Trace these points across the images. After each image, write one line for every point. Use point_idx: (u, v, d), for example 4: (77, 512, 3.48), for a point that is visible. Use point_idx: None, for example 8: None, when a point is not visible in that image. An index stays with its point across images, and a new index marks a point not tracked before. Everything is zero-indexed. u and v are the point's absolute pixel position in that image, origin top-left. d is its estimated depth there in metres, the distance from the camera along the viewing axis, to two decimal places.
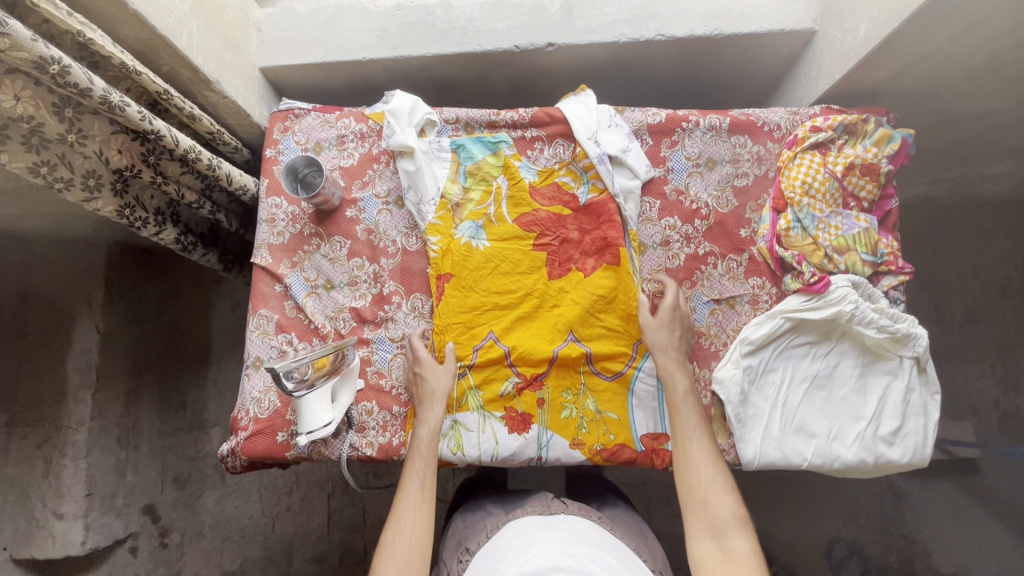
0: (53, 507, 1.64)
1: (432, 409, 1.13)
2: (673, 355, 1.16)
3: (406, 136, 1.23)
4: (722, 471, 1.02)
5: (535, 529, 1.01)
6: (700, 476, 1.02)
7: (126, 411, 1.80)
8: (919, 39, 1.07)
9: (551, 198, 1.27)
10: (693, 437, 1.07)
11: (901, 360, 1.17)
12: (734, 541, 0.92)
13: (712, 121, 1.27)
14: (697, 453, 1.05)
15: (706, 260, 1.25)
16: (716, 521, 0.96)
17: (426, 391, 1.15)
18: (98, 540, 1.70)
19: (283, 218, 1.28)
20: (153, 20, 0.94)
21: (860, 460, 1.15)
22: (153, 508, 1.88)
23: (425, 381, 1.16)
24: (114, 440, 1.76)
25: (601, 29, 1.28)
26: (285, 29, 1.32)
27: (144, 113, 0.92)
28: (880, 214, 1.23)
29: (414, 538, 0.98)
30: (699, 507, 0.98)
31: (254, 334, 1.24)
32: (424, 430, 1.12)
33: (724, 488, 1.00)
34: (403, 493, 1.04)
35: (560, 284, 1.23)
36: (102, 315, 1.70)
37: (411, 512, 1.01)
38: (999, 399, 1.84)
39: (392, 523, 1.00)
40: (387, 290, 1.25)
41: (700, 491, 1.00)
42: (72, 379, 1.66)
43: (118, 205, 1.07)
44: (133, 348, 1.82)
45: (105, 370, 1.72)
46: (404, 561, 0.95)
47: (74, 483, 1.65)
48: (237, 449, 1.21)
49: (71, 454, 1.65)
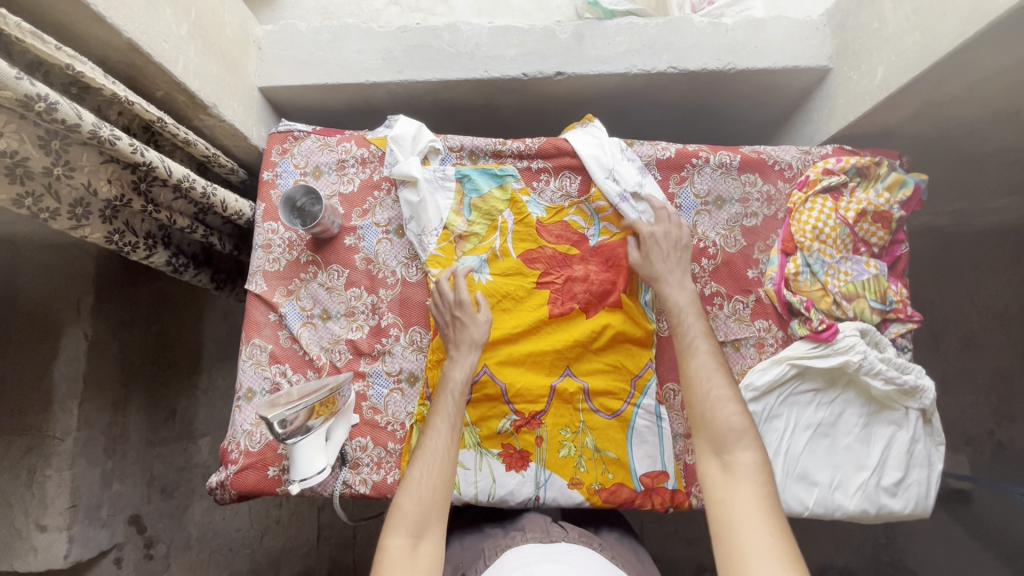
0: (37, 518, 1.57)
1: (468, 354, 1.10)
2: (675, 280, 1.12)
3: (410, 165, 1.20)
4: (723, 379, 0.99)
5: (533, 561, 0.93)
6: (702, 388, 0.99)
7: (114, 420, 1.73)
8: (937, 87, 1.05)
9: (559, 236, 1.24)
10: (697, 349, 1.03)
11: (907, 410, 1.15)
12: (737, 457, 0.91)
13: (723, 159, 1.24)
14: (698, 363, 1.01)
15: (712, 301, 1.22)
16: (717, 435, 0.94)
17: (462, 340, 1.11)
18: (81, 552, 1.64)
19: (279, 244, 1.24)
20: (148, 48, 0.90)
21: (862, 510, 1.14)
22: (139, 518, 1.82)
23: (468, 330, 1.12)
24: (101, 450, 1.70)
25: (612, 59, 1.25)
26: (285, 48, 1.27)
27: (136, 146, 0.89)
28: (890, 259, 1.20)
29: (439, 475, 0.95)
30: (702, 424, 0.96)
31: (246, 364, 1.20)
32: (459, 372, 1.08)
33: (729, 396, 0.97)
34: (433, 432, 1.01)
35: (559, 322, 1.21)
36: (91, 322, 1.63)
37: (440, 449, 0.98)
38: (994, 429, 1.79)
39: (418, 460, 0.97)
40: (385, 322, 1.22)
41: (700, 404, 0.98)
42: (57, 388, 1.59)
43: (107, 231, 1.04)
44: (121, 357, 1.75)
45: (93, 378, 1.65)
46: (430, 496, 0.93)
47: (58, 495, 1.58)
48: (227, 482, 1.18)
49: (55, 465, 1.58)
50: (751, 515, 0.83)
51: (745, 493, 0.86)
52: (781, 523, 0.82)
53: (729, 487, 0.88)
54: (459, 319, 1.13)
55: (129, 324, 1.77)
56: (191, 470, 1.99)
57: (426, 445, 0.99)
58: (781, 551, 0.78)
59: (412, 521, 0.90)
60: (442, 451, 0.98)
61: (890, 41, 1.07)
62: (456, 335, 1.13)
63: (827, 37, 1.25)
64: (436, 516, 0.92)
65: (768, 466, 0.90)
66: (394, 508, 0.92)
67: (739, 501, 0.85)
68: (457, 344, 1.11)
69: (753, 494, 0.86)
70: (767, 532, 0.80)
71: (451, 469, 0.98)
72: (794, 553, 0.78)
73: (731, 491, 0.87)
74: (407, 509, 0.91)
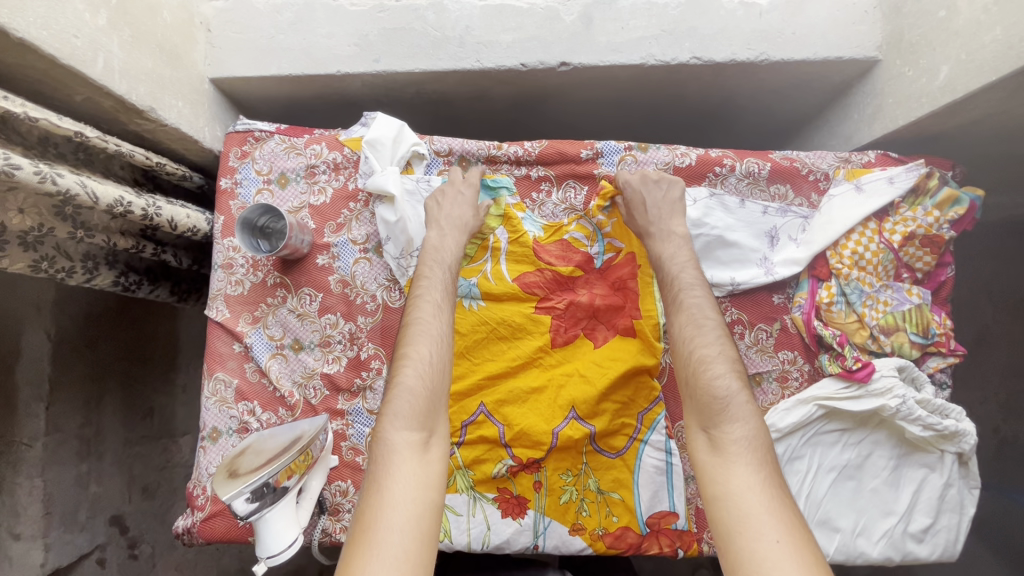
0: (8, 527, 1.42)
1: (454, 234, 1.02)
2: (659, 225, 1.01)
3: (386, 178, 1.04)
4: (721, 338, 0.89)
5: None
6: (688, 351, 0.89)
7: (87, 421, 1.58)
8: (1014, 93, 0.88)
9: (559, 257, 1.09)
10: (685, 300, 0.93)
11: (942, 454, 1.05)
12: (727, 431, 0.81)
13: (751, 167, 1.08)
14: (683, 320, 0.91)
15: (733, 330, 1.08)
16: (705, 407, 0.84)
17: (448, 219, 1.03)
18: (60, 558, 1.51)
19: (241, 264, 1.09)
20: (51, 49, 0.71)
21: (886, 558, 1.05)
22: (121, 518, 1.69)
23: (449, 208, 1.04)
24: (75, 452, 1.55)
25: (626, 47, 1.06)
26: (239, 30, 1.08)
27: (43, 172, 0.73)
28: (933, 286, 1.07)
29: (445, 357, 0.89)
30: (689, 392, 0.87)
31: (209, 401, 1.07)
32: (452, 242, 1.01)
33: (719, 356, 0.87)
34: (422, 314, 0.91)
35: (564, 352, 1.08)
36: (53, 320, 1.46)
37: (434, 324, 0.91)
38: (999, 425, 1.45)
39: (416, 339, 0.88)
40: (365, 354, 1.08)
41: (687, 371, 0.88)
42: (19, 393, 1.42)
43: (31, 259, 0.88)
44: (96, 359, 1.60)
45: (61, 379, 1.49)
46: (436, 381, 0.86)
47: (30, 503, 1.44)
48: (194, 530, 1.07)
49: (25, 472, 1.43)
50: (750, 491, 0.75)
51: (736, 474, 0.77)
52: (784, 508, 0.73)
53: (719, 468, 0.79)
54: (449, 194, 1.05)
55: (96, 320, 1.59)
56: (172, 470, 1.87)
57: (422, 321, 0.90)
58: (784, 548, 0.67)
59: (418, 411, 0.82)
60: (439, 328, 0.90)
61: (961, 35, 0.90)
62: (437, 212, 1.04)
63: (877, 24, 1.07)
64: (440, 408, 0.85)
65: (760, 439, 0.80)
66: (397, 394, 0.83)
67: (732, 484, 0.76)
68: (439, 222, 1.02)
69: (746, 465, 0.77)
70: (770, 531, 0.70)
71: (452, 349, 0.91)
72: (802, 554, 0.67)
73: (722, 473, 0.78)
74: (418, 396, 0.83)
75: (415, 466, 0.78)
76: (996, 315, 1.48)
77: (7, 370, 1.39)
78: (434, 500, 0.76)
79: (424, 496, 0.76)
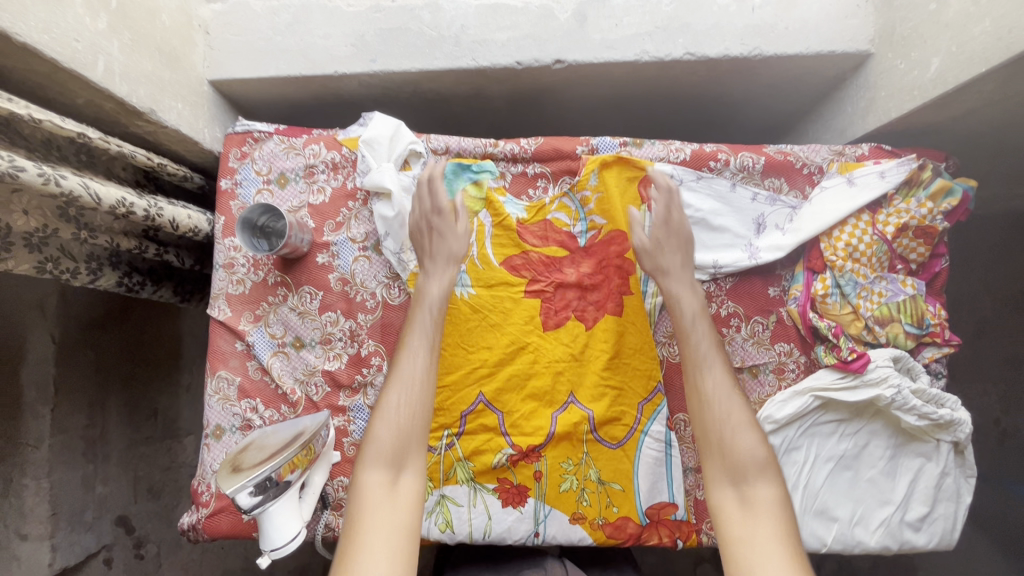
0: (16, 527, 1.42)
1: (444, 271, 1.00)
2: (679, 275, 1.01)
3: (383, 174, 1.05)
4: (744, 403, 0.93)
5: None
6: (717, 410, 0.91)
7: (91, 422, 1.60)
8: (1004, 83, 0.89)
9: (543, 237, 1.12)
10: (709, 359, 0.96)
11: (938, 443, 1.06)
12: (757, 490, 0.85)
13: (745, 161, 1.09)
14: (714, 381, 0.93)
15: (729, 323, 1.10)
16: (736, 466, 0.87)
17: (438, 253, 1.00)
18: (67, 559, 1.51)
19: (243, 263, 1.10)
20: (52, 53, 0.73)
21: (883, 546, 1.07)
22: (126, 518, 1.70)
23: (434, 245, 1.00)
24: (80, 453, 1.57)
25: (621, 44, 1.07)
26: (237, 33, 1.09)
27: (47, 174, 0.74)
28: (928, 277, 1.08)
29: (417, 398, 0.89)
30: (718, 449, 0.89)
31: (213, 399, 1.09)
32: (436, 288, 0.98)
33: (748, 422, 0.90)
34: (403, 358, 0.93)
35: (557, 334, 1.10)
36: (59, 322, 1.48)
37: (411, 371, 0.91)
38: (999, 417, 1.54)
39: (393, 383, 0.90)
40: (365, 351, 1.09)
41: (717, 429, 0.90)
42: (25, 395, 1.42)
43: (36, 261, 0.89)
44: (98, 360, 1.61)
45: (65, 383, 1.50)
46: (407, 424, 0.87)
47: (37, 504, 1.45)
48: (199, 526, 1.08)
49: (32, 473, 1.44)
50: (772, 553, 0.77)
51: (766, 531, 0.80)
52: (805, 563, 0.77)
53: (749, 523, 0.82)
54: (431, 229, 1.01)
55: (99, 322, 1.61)
56: (177, 470, 1.88)
57: (400, 367, 0.91)
58: None
59: (388, 451, 0.84)
60: (416, 372, 0.91)
61: (951, 27, 0.90)
62: (424, 252, 1.02)
63: (868, 17, 1.07)
64: (413, 446, 0.86)
65: (785, 500, 0.85)
66: (368, 440, 0.85)
67: (760, 539, 0.79)
68: (428, 262, 1.00)
69: (775, 530, 0.80)
70: None
71: (429, 393, 0.91)
72: None
73: (751, 528, 0.81)
74: (384, 440, 0.85)
75: (385, 505, 0.79)
76: (994, 308, 1.57)
77: (13, 371, 1.40)
78: (405, 527, 0.78)
79: (397, 531, 0.77)
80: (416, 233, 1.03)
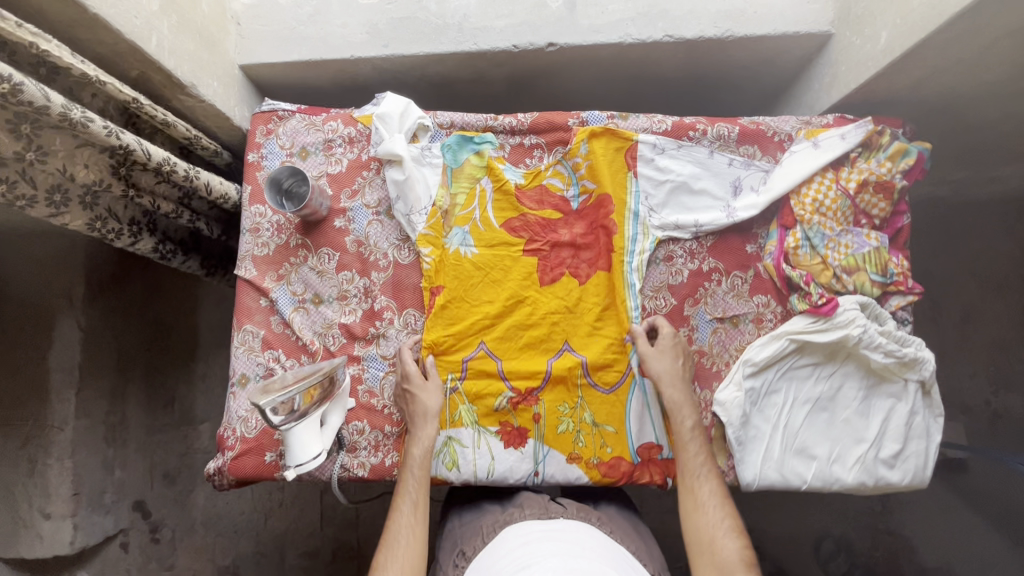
0: (40, 506, 1.54)
1: (423, 427, 1.09)
2: (680, 387, 1.12)
3: (395, 143, 1.17)
4: (729, 512, 1.00)
5: (535, 540, 0.97)
6: (707, 517, 1.00)
7: (112, 409, 1.69)
8: (944, 50, 1.00)
9: (539, 201, 1.23)
10: (701, 474, 1.05)
11: (906, 383, 1.15)
12: None
13: (721, 130, 1.21)
14: (707, 490, 1.03)
15: (711, 277, 1.21)
16: (721, 566, 0.94)
17: (415, 412, 1.10)
18: (87, 538, 1.63)
19: (268, 227, 1.22)
20: (117, 24, 0.86)
21: (860, 482, 1.14)
22: (143, 504, 1.81)
23: (413, 404, 1.11)
24: (101, 438, 1.66)
25: (606, 29, 1.20)
26: (265, 23, 1.22)
27: (111, 128, 0.86)
28: (891, 231, 1.18)
29: (413, 554, 0.97)
30: (707, 551, 0.96)
31: (239, 350, 1.19)
32: (418, 450, 1.08)
33: (733, 529, 0.98)
34: (395, 514, 1.01)
35: (552, 289, 1.20)
36: (84, 312, 1.56)
37: (404, 532, 0.99)
38: (990, 399, 1.77)
39: (384, 547, 0.98)
40: (378, 305, 1.20)
41: (708, 532, 0.98)
42: (53, 378, 1.53)
43: (88, 218, 1.01)
44: (119, 345, 1.69)
45: (90, 367, 1.59)
46: None
47: (61, 484, 1.55)
48: (224, 469, 1.17)
49: (56, 454, 1.54)
50: None
51: None
52: None
53: None
54: (412, 388, 1.12)
55: (124, 310, 1.70)
56: (193, 456, 1.89)
57: (393, 527, 1.00)
58: None
59: None
60: (406, 532, 0.99)
61: (895, 3, 1.02)
62: (409, 411, 1.11)
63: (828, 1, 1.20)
64: None
65: None
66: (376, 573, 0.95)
67: None
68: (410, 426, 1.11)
69: None
70: None
71: (423, 550, 0.98)
72: None
73: None
74: None
75: None
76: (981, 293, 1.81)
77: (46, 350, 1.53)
78: None
79: None
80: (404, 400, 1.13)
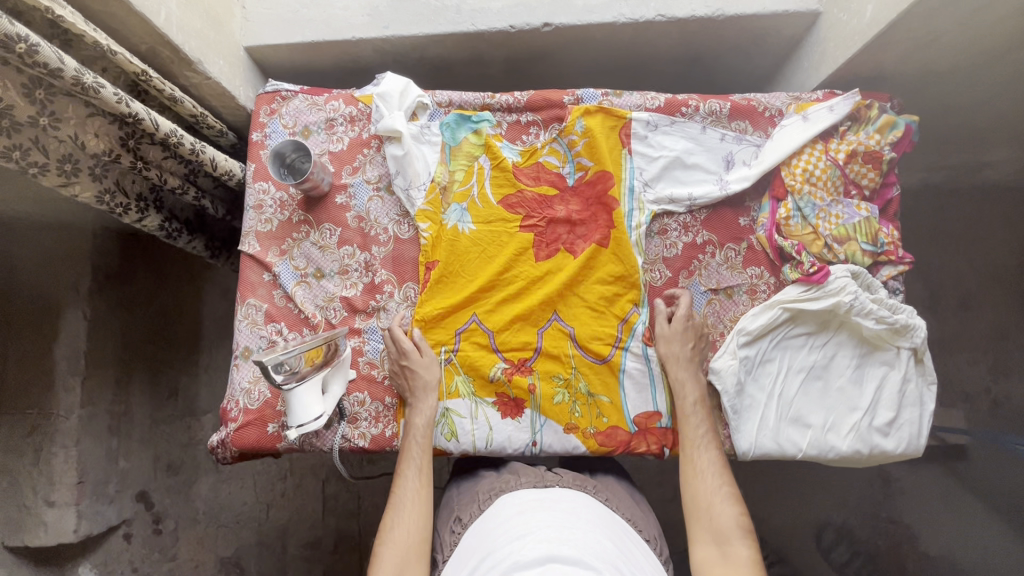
0: (45, 495, 1.55)
1: (424, 400, 1.13)
2: (687, 366, 1.15)
3: (394, 119, 1.20)
4: (727, 481, 1.03)
5: (530, 508, 0.98)
6: (705, 483, 1.03)
7: (117, 398, 1.70)
8: (927, 22, 1.02)
9: (535, 177, 1.25)
10: (701, 445, 1.08)
11: (898, 351, 1.16)
12: (736, 548, 0.94)
13: (713, 106, 1.23)
14: (706, 459, 1.06)
15: (705, 249, 1.23)
16: (719, 529, 0.97)
17: (415, 385, 1.13)
18: (90, 527, 1.63)
19: (271, 204, 1.25)
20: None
21: (855, 451, 1.15)
22: (146, 495, 1.81)
23: (410, 377, 1.14)
24: (105, 427, 1.67)
25: (600, 8, 1.23)
26: (270, 6, 1.26)
27: (121, 96, 0.89)
28: (881, 203, 1.21)
29: (421, 516, 0.99)
30: (704, 515, 1.00)
31: (242, 324, 1.21)
32: (420, 419, 1.12)
33: (730, 495, 1.01)
34: (401, 479, 1.05)
35: (548, 265, 1.22)
36: (89, 301, 1.58)
37: (409, 495, 1.02)
38: (991, 386, 1.77)
39: (391, 509, 1.01)
40: (378, 279, 1.23)
41: (706, 498, 1.01)
42: (58, 368, 1.55)
43: (98, 190, 1.04)
44: (124, 332, 1.71)
45: (94, 358, 1.61)
46: (406, 542, 0.96)
47: (65, 471, 1.56)
48: (228, 440, 1.19)
49: (61, 442, 1.55)
50: None
51: None
52: None
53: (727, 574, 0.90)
54: (413, 359, 1.14)
55: (130, 301, 1.73)
56: (196, 446, 1.92)
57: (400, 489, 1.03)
58: None
59: (398, 547, 0.95)
60: (411, 499, 1.02)
61: None
62: (406, 382, 1.14)
63: None
64: (414, 556, 0.95)
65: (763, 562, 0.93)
66: (384, 537, 0.97)
67: None
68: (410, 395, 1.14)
69: None
70: None
71: (428, 511, 1.01)
72: None
73: None
74: (386, 557, 0.94)
75: None
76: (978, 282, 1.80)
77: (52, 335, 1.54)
78: None
79: None
80: (397, 374, 1.16)
